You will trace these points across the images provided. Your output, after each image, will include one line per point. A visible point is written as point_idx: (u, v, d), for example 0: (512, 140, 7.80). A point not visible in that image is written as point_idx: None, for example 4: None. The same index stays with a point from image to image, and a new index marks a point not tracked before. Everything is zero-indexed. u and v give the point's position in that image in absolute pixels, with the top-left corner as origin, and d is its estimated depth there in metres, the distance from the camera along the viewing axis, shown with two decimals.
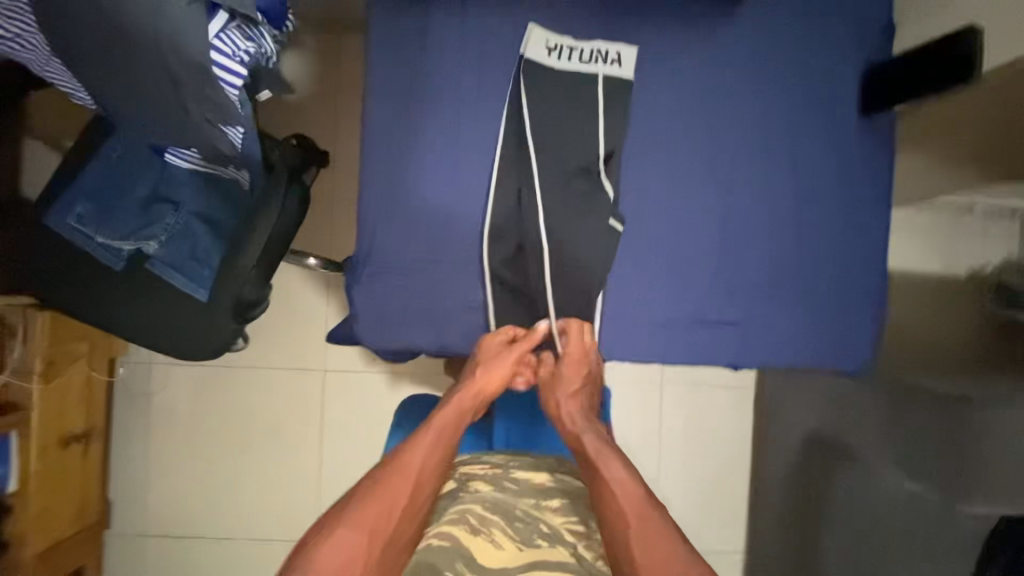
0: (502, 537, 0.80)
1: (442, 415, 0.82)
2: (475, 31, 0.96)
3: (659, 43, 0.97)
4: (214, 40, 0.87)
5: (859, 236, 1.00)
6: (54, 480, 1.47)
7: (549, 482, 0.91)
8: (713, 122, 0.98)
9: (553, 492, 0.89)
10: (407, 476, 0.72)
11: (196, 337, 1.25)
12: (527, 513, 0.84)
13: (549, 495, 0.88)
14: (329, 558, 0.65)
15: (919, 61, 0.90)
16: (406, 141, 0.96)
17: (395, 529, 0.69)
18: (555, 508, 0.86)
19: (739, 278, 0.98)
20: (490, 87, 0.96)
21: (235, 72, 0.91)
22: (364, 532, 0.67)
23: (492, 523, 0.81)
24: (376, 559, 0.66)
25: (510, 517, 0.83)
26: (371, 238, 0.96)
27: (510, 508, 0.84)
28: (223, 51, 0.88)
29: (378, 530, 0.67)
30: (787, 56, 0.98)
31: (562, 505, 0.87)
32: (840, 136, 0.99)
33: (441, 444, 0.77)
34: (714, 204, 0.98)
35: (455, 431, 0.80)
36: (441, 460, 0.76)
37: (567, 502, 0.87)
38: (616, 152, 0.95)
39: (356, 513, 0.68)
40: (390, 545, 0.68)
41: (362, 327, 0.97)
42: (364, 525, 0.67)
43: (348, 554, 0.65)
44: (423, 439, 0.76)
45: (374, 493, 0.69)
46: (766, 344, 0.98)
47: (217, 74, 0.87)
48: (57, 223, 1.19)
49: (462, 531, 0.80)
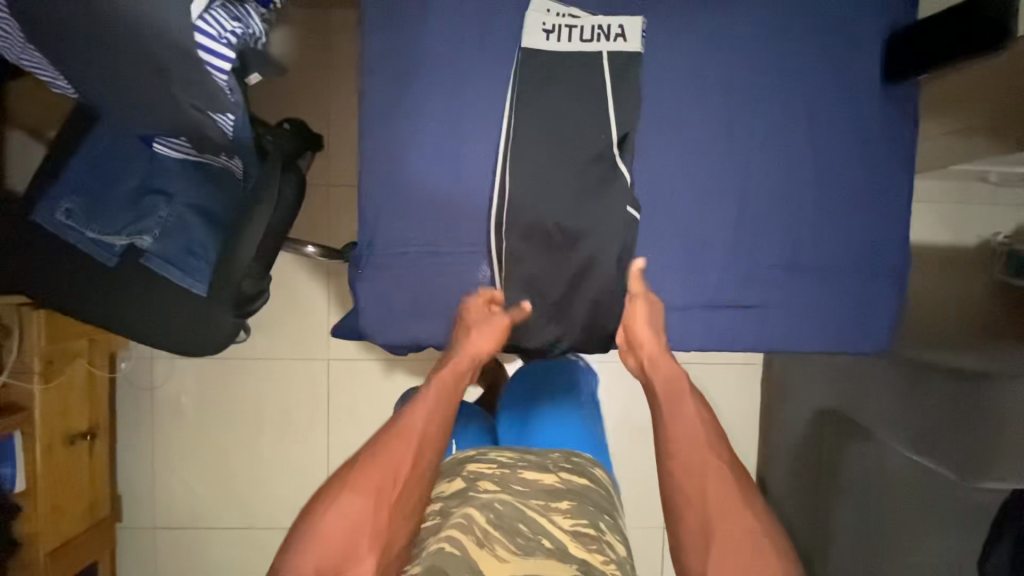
0: (508, 550, 0.73)
1: (440, 378, 0.82)
2: (475, 6, 0.90)
3: (668, 15, 0.91)
4: (197, 21, 0.79)
5: (879, 213, 0.95)
6: (62, 479, 1.46)
7: (558, 484, 0.90)
8: (728, 96, 0.93)
9: (562, 494, 0.88)
10: (409, 444, 0.75)
11: (193, 331, 1.22)
12: (531, 529, 0.77)
13: (557, 497, 0.86)
14: (336, 522, 0.70)
15: (947, 26, 0.83)
16: (405, 123, 0.90)
17: (399, 494, 0.73)
18: (565, 510, 0.83)
19: (755, 259, 0.94)
20: (492, 61, 0.90)
21: (222, 55, 0.82)
22: (369, 499, 0.72)
23: (499, 537, 0.74)
24: (383, 523, 0.71)
25: (514, 531, 0.76)
26: (374, 227, 0.91)
27: (514, 520, 0.78)
28: (208, 33, 0.80)
29: (383, 495, 0.72)
30: (805, 26, 0.92)
31: (570, 508, 0.84)
32: (860, 107, 0.94)
33: (440, 409, 0.79)
34: (730, 183, 0.94)
35: (456, 396, 0.82)
36: (442, 423, 0.79)
37: (574, 506, 0.85)
38: (630, 136, 0.89)
39: (360, 479, 0.73)
40: (395, 511, 0.72)
41: (367, 323, 0.92)
42: (368, 491, 0.72)
43: (356, 519, 0.70)
44: (423, 403, 0.79)
45: (377, 458, 0.74)
46: (784, 327, 0.95)
47: (202, 60, 0.79)
48: (45, 219, 1.15)
49: (469, 541, 0.72)
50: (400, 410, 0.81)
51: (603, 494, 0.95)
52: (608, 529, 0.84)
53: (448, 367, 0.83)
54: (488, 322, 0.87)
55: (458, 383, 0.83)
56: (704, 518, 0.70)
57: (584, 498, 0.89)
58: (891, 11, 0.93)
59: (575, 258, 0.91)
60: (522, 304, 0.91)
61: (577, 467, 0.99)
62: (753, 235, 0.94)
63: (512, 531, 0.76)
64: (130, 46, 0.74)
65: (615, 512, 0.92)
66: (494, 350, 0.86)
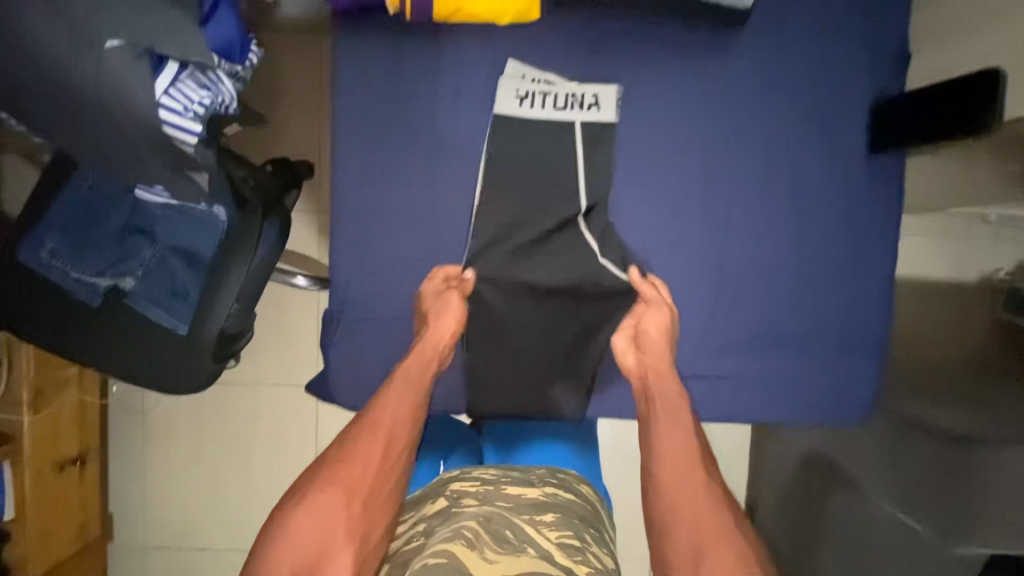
0: (497, 552, 0.64)
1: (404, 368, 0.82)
2: (451, 69, 0.88)
3: (648, 80, 0.89)
4: (163, 97, 0.77)
5: (861, 283, 0.93)
6: (52, 504, 1.49)
7: (542, 498, 0.80)
8: (708, 164, 0.91)
9: (545, 507, 0.78)
10: (377, 433, 0.74)
11: (173, 372, 1.21)
12: (518, 534, 0.69)
13: (542, 509, 0.76)
14: (306, 524, 0.66)
15: (933, 103, 0.80)
16: (378, 188, 0.90)
17: (372, 484, 0.71)
18: (548, 522, 0.73)
19: (731, 329, 0.93)
20: (466, 127, 0.89)
21: (190, 129, 0.81)
22: (341, 493, 0.69)
23: (488, 540, 0.66)
24: (357, 518, 0.68)
25: (502, 536, 0.68)
26: (344, 293, 0.91)
27: (501, 526, 0.69)
28: (173, 108, 0.78)
29: (356, 489, 0.69)
30: (790, 91, 0.90)
31: (555, 519, 0.74)
32: (845, 174, 0.92)
33: (410, 397, 0.79)
34: (707, 250, 0.92)
35: (423, 383, 0.82)
36: (412, 412, 0.78)
37: (560, 518, 0.76)
38: (598, 206, 0.90)
39: (329, 477, 0.70)
40: (369, 505, 0.69)
41: (336, 388, 0.92)
42: (340, 487, 0.69)
43: (328, 517, 0.67)
44: (391, 393, 0.79)
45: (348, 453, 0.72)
46: (758, 397, 0.94)
47: (171, 138, 0.78)
48: (31, 258, 1.14)
49: (459, 547, 0.64)
50: (368, 403, 0.80)
51: (590, 509, 0.85)
52: (593, 541, 0.75)
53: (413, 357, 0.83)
54: (444, 304, 0.86)
55: (427, 372, 0.83)
56: (693, 530, 0.66)
57: (569, 510, 0.80)
58: (878, 76, 0.90)
59: (543, 325, 0.94)
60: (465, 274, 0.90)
61: (564, 482, 0.89)
62: (730, 305, 0.93)
63: (499, 534, 0.68)
64: (95, 122, 0.74)
65: (600, 525, 0.82)
66: (460, 326, 0.87)
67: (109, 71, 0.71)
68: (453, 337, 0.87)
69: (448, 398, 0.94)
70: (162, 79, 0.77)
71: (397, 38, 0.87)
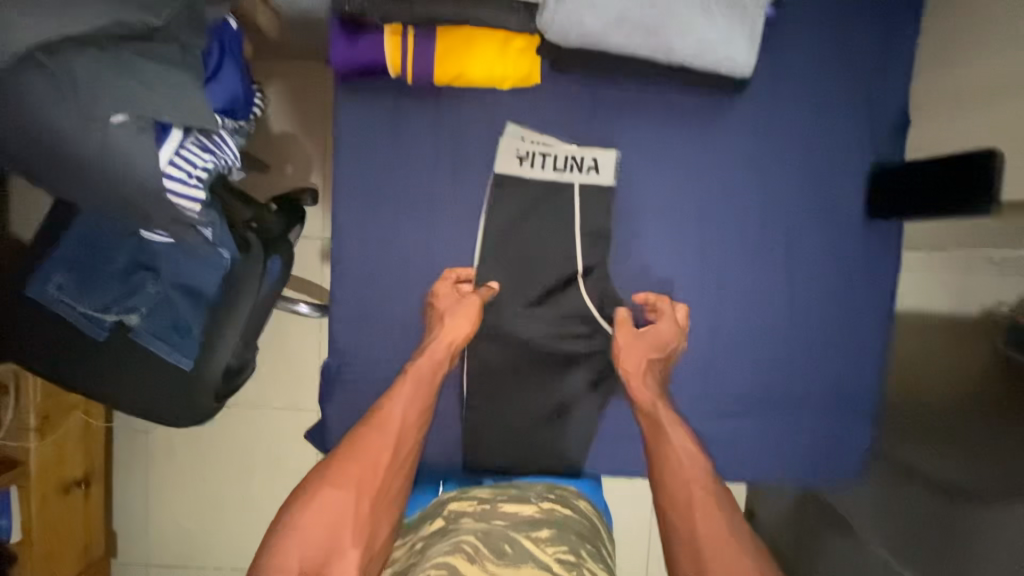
0: (497, 565, 0.66)
1: (416, 366, 0.85)
2: (451, 130, 0.90)
3: (645, 144, 0.91)
4: (168, 165, 0.79)
5: (849, 346, 0.96)
6: (57, 526, 1.52)
7: (538, 514, 0.78)
8: (705, 226, 0.93)
9: (542, 523, 0.76)
10: (388, 432, 0.79)
11: (175, 406, 1.20)
12: (516, 546, 0.70)
13: (537, 525, 0.75)
14: (316, 518, 0.70)
15: (925, 176, 0.82)
16: (375, 246, 0.91)
17: (381, 484, 0.75)
18: (544, 538, 0.73)
19: (724, 388, 0.95)
20: (464, 188, 0.91)
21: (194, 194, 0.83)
22: (351, 491, 0.73)
23: (487, 554, 0.67)
24: (365, 514, 0.72)
25: (500, 550, 0.69)
26: (342, 348, 0.92)
27: (499, 540, 0.71)
28: (177, 176, 0.80)
29: (365, 486, 0.74)
30: (783, 156, 0.92)
31: (551, 536, 0.74)
32: (836, 239, 0.94)
33: (419, 396, 0.83)
34: (702, 310, 0.94)
35: (434, 382, 0.85)
36: (420, 412, 0.83)
37: (556, 533, 0.74)
38: (595, 269, 0.93)
39: (340, 474, 0.74)
40: (375, 503, 0.74)
41: (333, 440, 0.94)
42: (349, 485, 0.73)
43: (336, 513, 0.71)
44: (402, 391, 0.83)
45: (358, 451, 0.76)
46: (748, 455, 0.96)
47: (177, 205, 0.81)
48: (37, 293, 1.15)
49: (458, 560, 0.65)
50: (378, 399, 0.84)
51: (587, 525, 0.82)
52: (590, 556, 0.73)
53: (425, 355, 0.86)
54: (461, 305, 0.88)
55: (437, 371, 0.86)
56: (696, 552, 0.71)
57: (565, 526, 0.78)
58: (869, 145, 0.93)
59: (539, 381, 0.96)
60: (492, 283, 0.92)
61: (560, 497, 0.86)
62: (723, 364, 0.95)
63: (497, 549, 0.69)
64: (103, 188, 0.76)
65: (599, 541, 0.80)
66: (473, 329, 0.88)
67: (117, 143, 0.72)
68: (466, 338, 0.89)
69: (444, 452, 0.96)
70: (167, 147, 0.79)
71: (397, 101, 0.89)
